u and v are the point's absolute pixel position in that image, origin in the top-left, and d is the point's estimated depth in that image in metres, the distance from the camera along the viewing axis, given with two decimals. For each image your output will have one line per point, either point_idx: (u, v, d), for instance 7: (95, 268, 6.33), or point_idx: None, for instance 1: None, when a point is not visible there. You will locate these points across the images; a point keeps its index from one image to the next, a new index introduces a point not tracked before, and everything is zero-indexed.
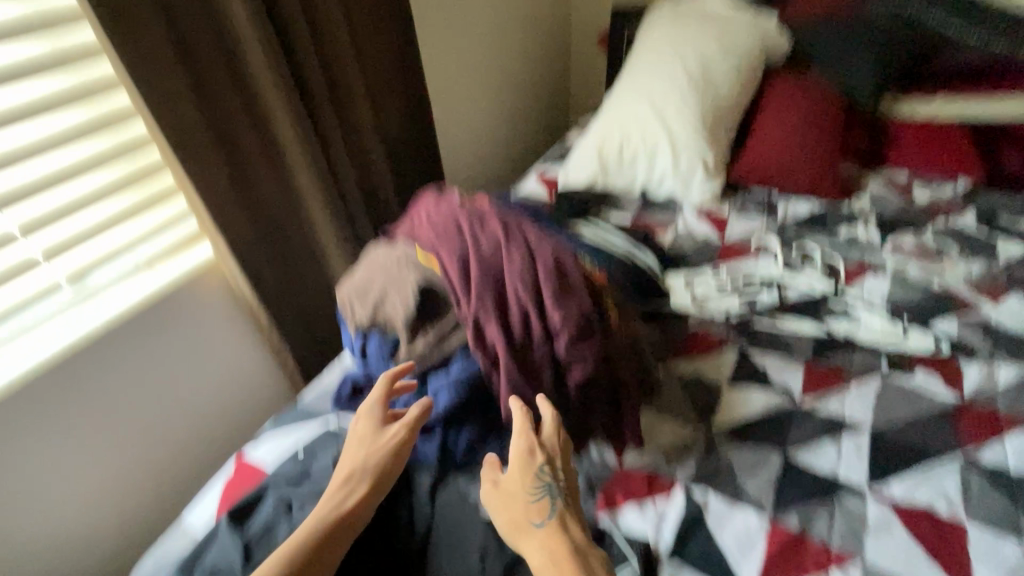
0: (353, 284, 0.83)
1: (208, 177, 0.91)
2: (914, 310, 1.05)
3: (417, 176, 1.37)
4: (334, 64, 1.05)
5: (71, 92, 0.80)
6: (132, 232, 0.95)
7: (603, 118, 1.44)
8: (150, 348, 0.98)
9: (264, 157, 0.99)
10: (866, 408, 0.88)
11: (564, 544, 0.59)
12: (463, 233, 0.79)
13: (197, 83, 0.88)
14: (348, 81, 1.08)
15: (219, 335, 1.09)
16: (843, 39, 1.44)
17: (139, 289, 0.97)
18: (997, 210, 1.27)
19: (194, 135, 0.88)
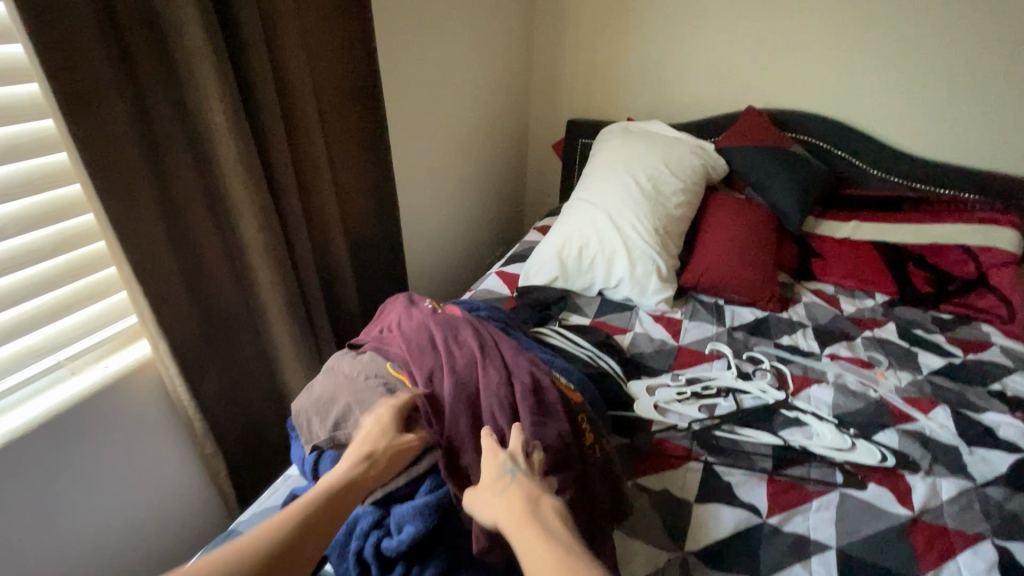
0: (313, 397, 0.77)
1: (153, 262, 0.83)
2: (858, 421, 1.10)
3: (378, 269, 1.35)
4: (305, 157, 1.04)
5: (17, 184, 0.74)
6: (57, 329, 0.85)
7: (562, 223, 1.50)
8: (60, 463, 0.85)
9: (217, 243, 0.92)
10: (831, 528, 0.89)
11: (520, 499, 0.61)
12: (437, 348, 0.80)
13: (155, 164, 0.83)
14: (318, 173, 1.07)
15: (143, 441, 0.97)
16: (772, 164, 1.63)
17: (58, 394, 0.86)
18: (913, 325, 1.41)
19: (143, 217, 0.81)
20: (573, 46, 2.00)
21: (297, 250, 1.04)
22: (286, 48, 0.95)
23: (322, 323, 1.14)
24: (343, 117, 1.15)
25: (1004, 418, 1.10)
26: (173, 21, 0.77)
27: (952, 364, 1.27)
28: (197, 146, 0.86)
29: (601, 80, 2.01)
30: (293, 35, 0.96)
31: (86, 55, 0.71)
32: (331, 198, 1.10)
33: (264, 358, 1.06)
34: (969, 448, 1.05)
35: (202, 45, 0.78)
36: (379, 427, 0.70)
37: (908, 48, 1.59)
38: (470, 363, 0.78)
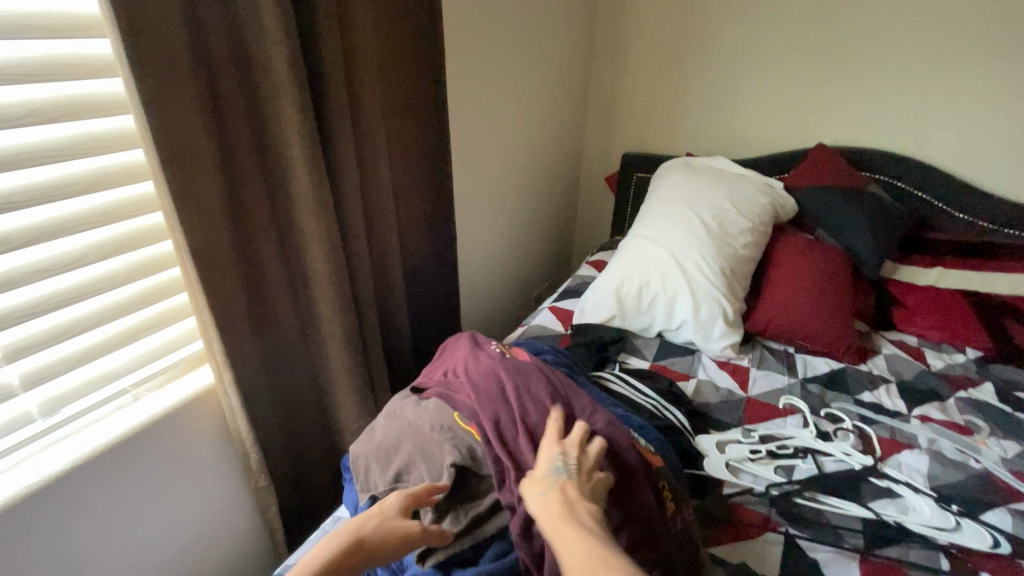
0: (373, 442, 0.74)
1: (222, 289, 0.83)
2: (961, 496, 0.98)
3: (434, 300, 1.32)
4: (372, 185, 1.04)
5: (104, 213, 0.76)
6: (126, 354, 0.85)
7: (619, 260, 1.45)
8: (117, 490, 0.84)
9: (284, 270, 0.92)
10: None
11: (559, 497, 0.60)
12: (506, 397, 0.76)
13: (233, 191, 0.84)
14: (383, 202, 1.06)
15: (196, 470, 0.95)
16: (846, 205, 1.54)
17: (121, 421, 0.86)
18: (1013, 387, 1.27)
19: (217, 244, 0.81)
20: (632, 80, 1.98)
21: (359, 283, 1.03)
22: (364, 85, 0.96)
23: (377, 356, 1.11)
24: (410, 150, 1.15)
25: None
26: (264, 60, 0.78)
27: None
28: (274, 179, 0.87)
29: (659, 114, 1.98)
30: (371, 72, 0.97)
31: (180, 93, 0.72)
32: (393, 227, 1.09)
33: (318, 389, 1.04)
34: None
35: (288, 83, 0.79)
36: (372, 512, 0.62)
37: (1001, 86, 1.49)
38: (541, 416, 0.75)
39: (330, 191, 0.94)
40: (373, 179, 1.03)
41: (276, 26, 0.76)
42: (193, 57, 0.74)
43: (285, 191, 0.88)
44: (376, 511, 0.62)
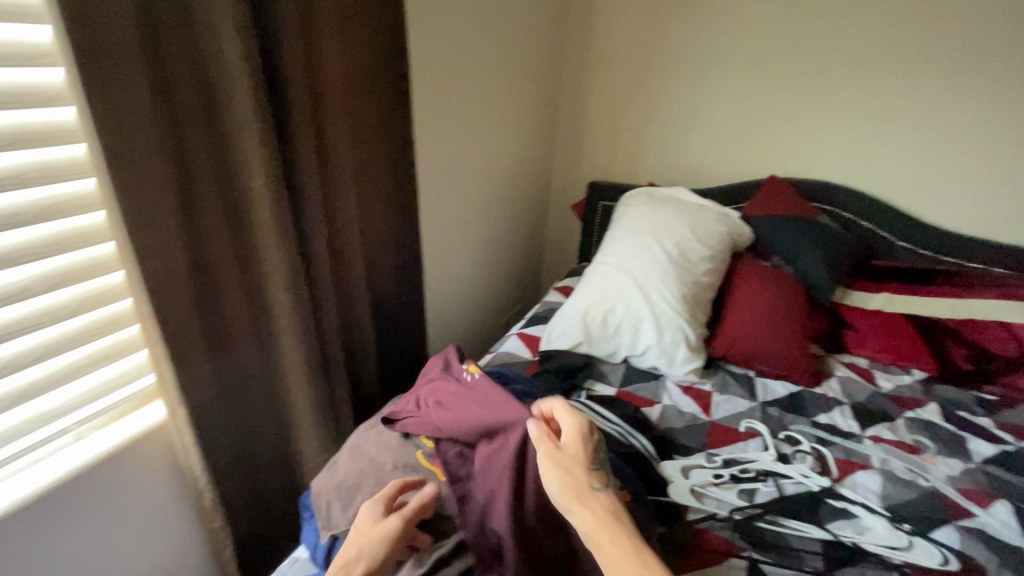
0: (334, 479, 0.72)
1: (177, 318, 0.81)
2: (912, 515, 1.02)
3: (400, 328, 1.31)
4: (336, 211, 1.03)
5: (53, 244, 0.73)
6: (70, 390, 0.81)
7: (585, 287, 1.48)
8: (55, 538, 0.79)
9: (243, 298, 0.89)
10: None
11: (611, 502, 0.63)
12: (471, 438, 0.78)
13: (190, 218, 0.81)
14: (347, 228, 1.05)
15: (145, 513, 0.90)
16: (798, 233, 1.61)
17: (62, 461, 0.81)
18: (956, 407, 1.34)
19: (173, 272, 0.79)
20: (597, 111, 2.05)
21: (322, 313, 1.02)
22: (329, 116, 0.96)
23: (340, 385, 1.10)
24: (376, 179, 1.15)
25: None
26: (226, 91, 0.78)
27: (1005, 453, 1.19)
28: (235, 211, 0.86)
29: (623, 144, 2.05)
30: (336, 103, 0.98)
31: (138, 124, 0.71)
32: (358, 254, 1.08)
33: (276, 422, 1.01)
34: None
35: (251, 115, 0.79)
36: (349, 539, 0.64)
37: (934, 124, 1.60)
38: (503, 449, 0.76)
39: (293, 218, 0.93)
40: (338, 205, 1.03)
41: (238, 59, 0.76)
42: (153, 88, 0.73)
43: (246, 218, 0.86)
44: (353, 535, 0.64)
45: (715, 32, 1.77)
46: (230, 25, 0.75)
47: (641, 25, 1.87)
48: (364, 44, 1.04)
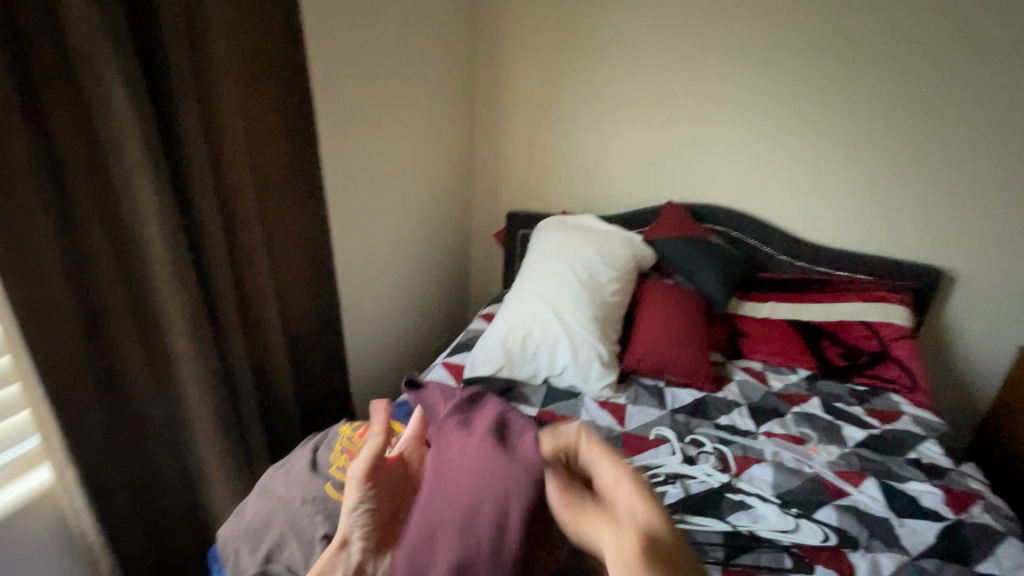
0: (242, 524, 0.70)
1: (66, 368, 0.77)
2: (798, 499, 1.14)
3: (320, 365, 1.30)
4: (243, 251, 1.03)
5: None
6: None
7: (504, 313, 1.54)
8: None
9: (141, 347, 0.87)
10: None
11: None
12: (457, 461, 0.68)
13: (79, 265, 0.79)
14: (256, 269, 1.04)
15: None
16: (695, 252, 1.78)
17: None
18: (834, 398, 1.52)
19: (58, 323, 0.76)
20: (510, 145, 2.16)
21: (232, 361, 1.00)
22: (229, 163, 0.97)
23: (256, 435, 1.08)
24: (285, 221, 1.15)
25: (925, 487, 1.17)
26: (108, 136, 0.77)
27: (873, 436, 1.36)
28: (130, 265, 0.84)
29: (537, 175, 2.17)
30: (238, 150, 0.99)
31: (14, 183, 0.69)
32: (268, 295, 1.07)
33: (187, 477, 0.97)
34: (900, 519, 1.10)
35: (144, 171, 0.79)
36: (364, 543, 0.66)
37: (798, 153, 1.84)
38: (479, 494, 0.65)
39: (193, 260, 0.92)
40: (244, 245, 1.02)
41: (129, 117, 0.76)
42: (30, 146, 0.71)
43: (140, 265, 0.84)
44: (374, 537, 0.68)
45: (610, 73, 1.94)
46: (119, 85, 0.75)
47: (544, 66, 2.01)
48: (267, 88, 1.06)
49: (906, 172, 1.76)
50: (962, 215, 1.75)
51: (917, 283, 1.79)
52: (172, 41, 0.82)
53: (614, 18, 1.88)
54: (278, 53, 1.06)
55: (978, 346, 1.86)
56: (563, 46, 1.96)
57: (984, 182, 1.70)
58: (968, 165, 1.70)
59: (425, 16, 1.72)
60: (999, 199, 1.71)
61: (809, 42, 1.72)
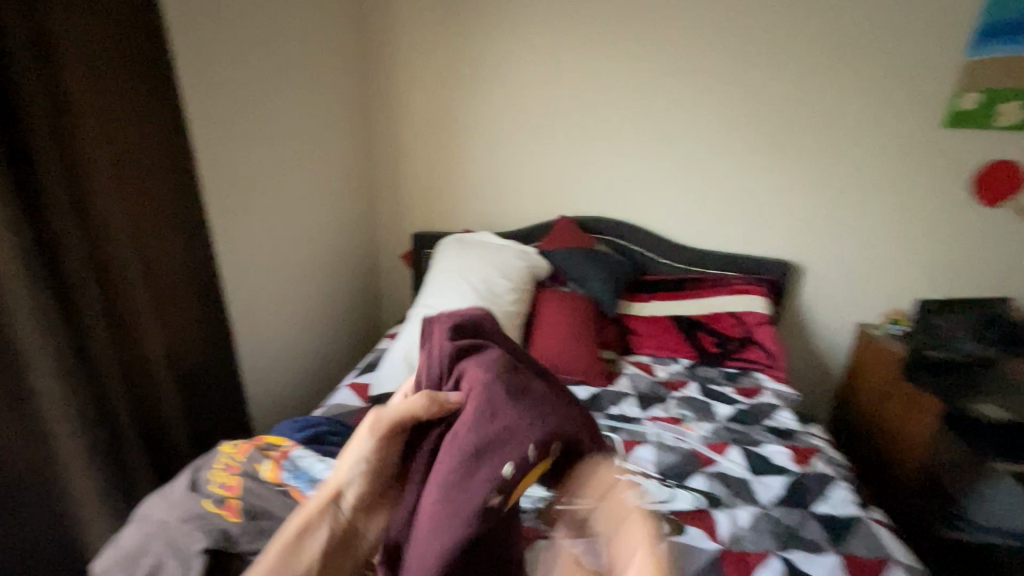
0: (116, 551, 0.67)
1: None
2: (675, 471, 1.29)
3: (218, 400, 1.33)
4: (116, 281, 1.05)
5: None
6: None
7: (408, 330, 1.60)
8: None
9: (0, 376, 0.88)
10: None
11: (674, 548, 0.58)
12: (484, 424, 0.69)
13: None
14: (130, 296, 1.07)
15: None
16: (584, 260, 1.94)
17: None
18: (708, 382, 1.72)
19: None
20: (409, 169, 2.25)
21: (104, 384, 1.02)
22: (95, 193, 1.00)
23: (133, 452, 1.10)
24: (162, 251, 1.16)
25: (776, 448, 1.37)
26: None
27: (739, 410, 1.55)
28: None
29: (438, 196, 2.26)
30: (104, 182, 1.01)
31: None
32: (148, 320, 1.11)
33: (55, 501, 0.98)
34: (757, 477, 1.27)
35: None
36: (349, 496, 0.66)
37: (668, 167, 2.08)
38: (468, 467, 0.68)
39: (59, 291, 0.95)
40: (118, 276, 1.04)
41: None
42: None
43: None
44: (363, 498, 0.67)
45: (499, 100, 2.10)
46: None
47: (435, 94, 2.13)
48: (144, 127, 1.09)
49: (752, 181, 2.06)
50: (799, 215, 2.07)
51: (772, 275, 2.08)
52: (20, 80, 0.87)
53: (494, 51, 2.05)
54: (145, 89, 1.09)
55: (826, 325, 2.18)
56: (451, 76, 2.10)
57: (812, 186, 2.03)
58: (798, 173, 2.03)
59: (311, 49, 1.78)
60: (825, 200, 2.04)
61: (663, 72, 1.98)
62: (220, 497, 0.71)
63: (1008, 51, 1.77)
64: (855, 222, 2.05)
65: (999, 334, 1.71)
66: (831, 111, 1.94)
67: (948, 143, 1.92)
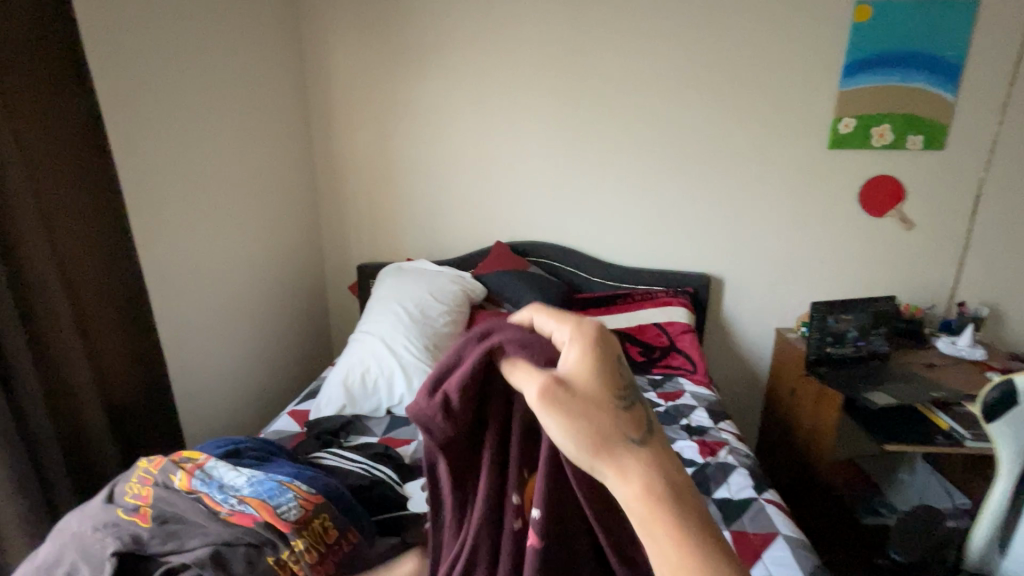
0: (34, 563, 0.75)
1: None
2: None
3: (138, 421, 1.48)
4: (39, 309, 1.17)
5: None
6: None
7: (347, 357, 1.67)
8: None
9: None
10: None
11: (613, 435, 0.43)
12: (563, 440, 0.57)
13: None
14: (55, 321, 1.20)
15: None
16: (517, 281, 2.07)
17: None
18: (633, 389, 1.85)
19: None
20: (352, 202, 2.39)
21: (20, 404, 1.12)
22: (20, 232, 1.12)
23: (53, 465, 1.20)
24: (85, 279, 1.32)
25: (686, 442, 1.49)
26: None
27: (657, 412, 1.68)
28: None
29: (380, 227, 2.40)
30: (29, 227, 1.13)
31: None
32: (75, 347, 1.23)
33: None
34: None
35: None
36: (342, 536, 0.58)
37: (591, 191, 2.28)
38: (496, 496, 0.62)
39: None
40: (41, 308, 1.17)
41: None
42: None
43: None
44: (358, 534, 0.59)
45: (433, 136, 2.27)
46: None
47: (372, 134, 2.29)
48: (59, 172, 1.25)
49: (667, 202, 2.26)
50: (713, 231, 2.27)
51: (693, 287, 2.26)
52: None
53: (425, 92, 2.23)
54: (68, 141, 1.27)
55: (746, 331, 2.36)
56: (386, 116, 2.26)
57: (720, 204, 2.24)
58: (707, 193, 2.24)
59: (245, 98, 1.92)
60: (733, 217, 2.25)
61: (578, 106, 2.19)
62: (134, 506, 0.81)
63: (870, 82, 2.04)
64: (762, 236, 2.26)
65: (886, 330, 1.95)
66: (728, 137, 2.17)
67: (834, 162, 2.16)
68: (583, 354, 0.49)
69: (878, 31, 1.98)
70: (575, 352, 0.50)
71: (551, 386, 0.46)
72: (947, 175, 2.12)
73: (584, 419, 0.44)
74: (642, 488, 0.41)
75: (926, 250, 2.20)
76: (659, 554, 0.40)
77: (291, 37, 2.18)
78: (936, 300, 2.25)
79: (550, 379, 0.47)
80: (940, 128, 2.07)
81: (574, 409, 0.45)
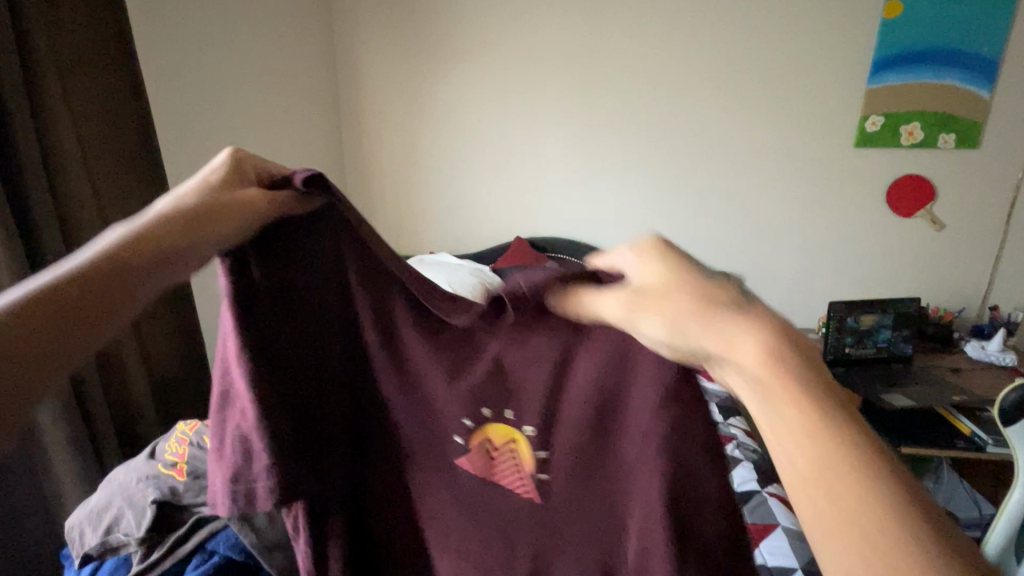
0: (86, 510, 0.88)
1: None
2: None
3: (176, 398, 1.64)
4: None
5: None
6: None
7: None
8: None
9: None
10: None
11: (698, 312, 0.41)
12: (587, 390, 0.57)
13: None
14: None
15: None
16: None
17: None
18: None
19: None
20: (379, 197, 2.49)
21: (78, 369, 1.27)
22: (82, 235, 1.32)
23: (103, 432, 1.37)
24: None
25: None
26: None
27: None
28: None
29: (405, 221, 2.50)
30: (80, 210, 1.30)
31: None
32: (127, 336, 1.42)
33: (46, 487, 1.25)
34: None
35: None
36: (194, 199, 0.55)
37: (610, 189, 2.31)
38: (421, 408, 0.66)
39: None
40: None
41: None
42: None
43: None
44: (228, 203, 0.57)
45: (455, 135, 2.35)
46: None
47: (398, 131, 2.38)
48: (115, 183, 1.47)
49: (686, 199, 2.27)
50: (732, 228, 2.27)
51: None
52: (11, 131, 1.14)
53: (449, 90, 2.30)
54: (120, 152, 1.47)
55: None
56: (412, 114, 2.35)
57: (739, 203, 2.24)
58: (726, 192, 2.24)
59: (277, 102, 2.06)
60: (752, 216, 2.24)
61: (598, 104, 2.22)
62: (171, 462, 0.93)
63: (896, 80, 2.00)
64: (783, 235, 2.24)
65: (910, 331, 1.91)
66: (748, 136, 2.17)
67: (858, 160, 2.12)
68: (644, 257, 0.47)
69: (906, 26, 1.93)
70: (635, 261, 0.48)
71: (631, 300, 0.47)
72: (979, 175, 2.06)
73: (676, 308, 0.43)
74: (777, 366, 0.37)
75: (957, 252, 2.14)
76: (773, 437, 0.36)
77: (323, 38, 2.29)
78: (967, 304, 2.19)
79: (628, 295, 0.47)
80: (972, 126, 2.01)
81: (730, 325, 0.40)
